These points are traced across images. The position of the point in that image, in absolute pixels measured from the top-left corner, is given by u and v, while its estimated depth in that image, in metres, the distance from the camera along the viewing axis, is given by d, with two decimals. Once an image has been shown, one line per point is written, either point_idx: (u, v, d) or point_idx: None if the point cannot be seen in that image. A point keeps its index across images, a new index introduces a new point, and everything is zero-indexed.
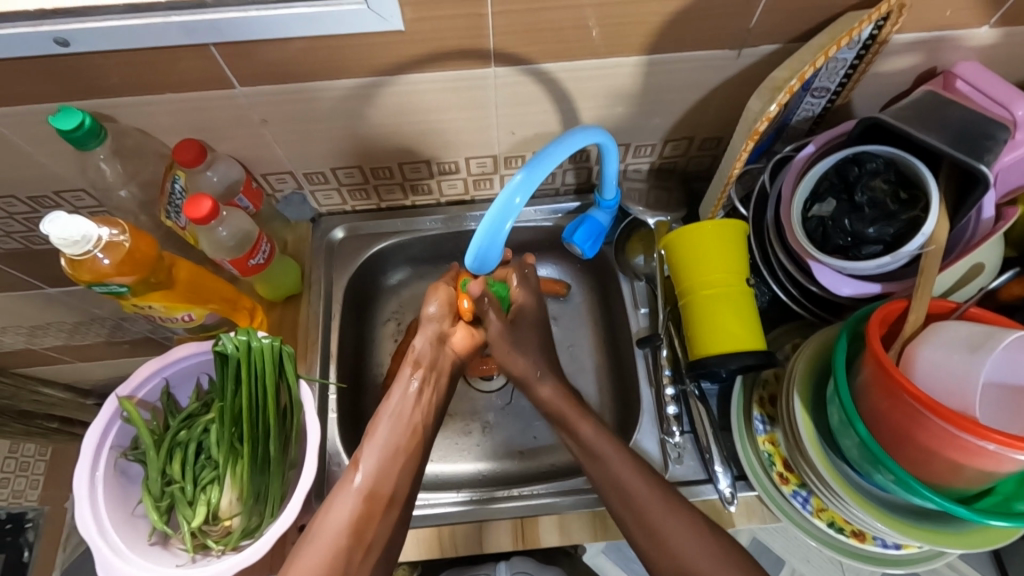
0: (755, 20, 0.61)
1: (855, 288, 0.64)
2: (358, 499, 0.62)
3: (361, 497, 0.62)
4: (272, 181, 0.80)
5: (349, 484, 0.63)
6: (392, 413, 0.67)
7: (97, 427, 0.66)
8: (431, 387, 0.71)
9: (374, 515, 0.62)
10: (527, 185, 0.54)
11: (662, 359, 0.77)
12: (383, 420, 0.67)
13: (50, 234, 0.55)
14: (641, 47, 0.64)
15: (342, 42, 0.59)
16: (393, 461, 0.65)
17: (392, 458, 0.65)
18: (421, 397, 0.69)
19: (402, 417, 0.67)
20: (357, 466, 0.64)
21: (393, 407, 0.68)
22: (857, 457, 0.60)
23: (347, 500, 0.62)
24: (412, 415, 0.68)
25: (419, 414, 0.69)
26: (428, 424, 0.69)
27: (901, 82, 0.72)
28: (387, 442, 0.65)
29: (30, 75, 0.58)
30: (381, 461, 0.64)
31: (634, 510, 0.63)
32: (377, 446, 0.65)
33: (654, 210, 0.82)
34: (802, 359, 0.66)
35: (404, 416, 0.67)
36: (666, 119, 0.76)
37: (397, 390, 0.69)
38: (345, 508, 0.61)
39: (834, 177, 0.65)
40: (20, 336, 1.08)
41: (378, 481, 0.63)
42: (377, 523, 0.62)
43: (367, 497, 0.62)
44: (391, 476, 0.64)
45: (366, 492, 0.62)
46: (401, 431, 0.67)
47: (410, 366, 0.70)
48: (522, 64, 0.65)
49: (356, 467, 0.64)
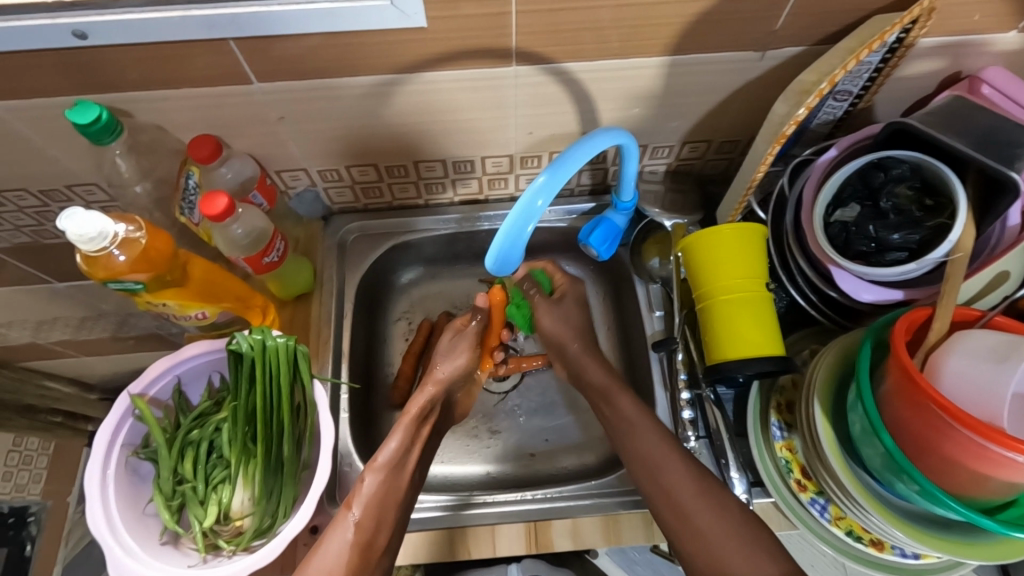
0: (781, 22, 0.60)
1: (876, 294, 0.64)
2: (352, 546, 0.59)
3: (355, 546, 0.59)
4: (285, 179, 0.79)
5: (344, 523, 0.60)
6: (391, 463, 0.64)
7: (109, 425, 0.65)
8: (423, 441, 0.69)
9: (367, 566, 0.59)
10: (549, 188, 0.53)
11: (677, 363, 0.77)
12: (376, 471, 0.63)
13: (66, 231, 0.54)
14: (664, 48, 0.63)
15: (362, 38, 0.58)
16: (386, 509, 0.62)
17: (388, 504, 0.62)
18: (417, 446, 0.68)
19: (402, 469, 0.65)
20: (352, 506, 0.61)
21: (391, 455, 0.64)
22: (878, 466, 0.60)
23: (341, 545, 0.59)
24: (410, 466, 0.66)
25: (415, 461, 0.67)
26: (419, 474, 0.68)
27: (924, 86, 0.71)
28: (385, 485, 0.63)
29: (46, 68, 0.58)
30: (374, 503, 0.61)
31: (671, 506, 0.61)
32: (373, 488, 0.62)
33: (670, 212, 0.81)
34: (822, 366, 0.66)
35: (402, 467, 0.65)
36: (685, 121, 0.75)
37: (398, 434, 0.66)
38: (338, 553, 0.59)
39: (858, 182, 0.64)
40: (26, 329, 1.07)
41: (373, 528, 0.61)
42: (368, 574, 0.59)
43: (362, 545, 0.59)
44: (385, 523, 0.61)
45: (364, 540, 0.60)
46: (398, 474, 0.64)
47: (412, 419, 0.68)
48: (543, 63, 0.64)
49: (351, 507, 0.61)
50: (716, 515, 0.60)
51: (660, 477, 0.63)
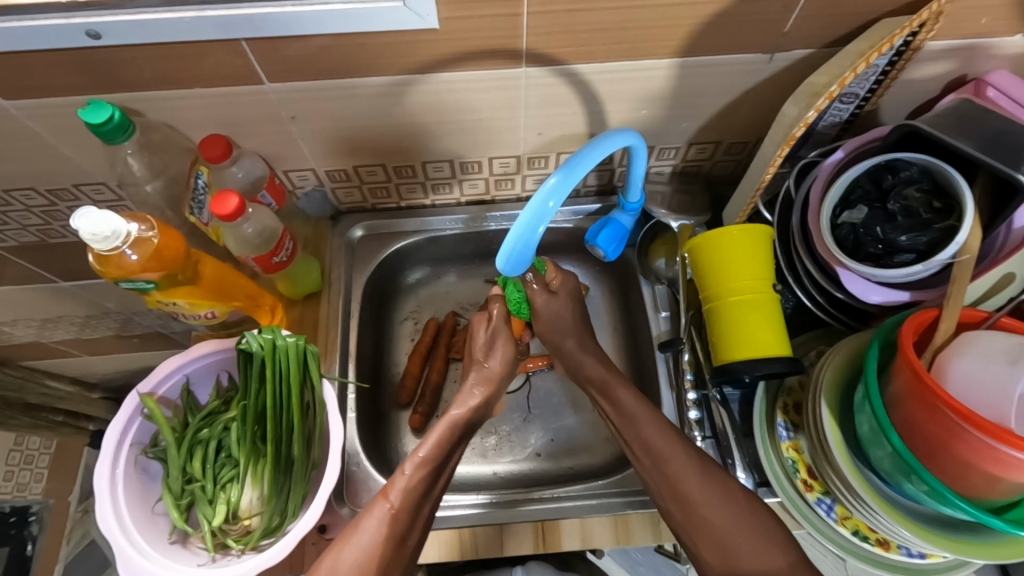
0: (791, 24, 0.61)
1: (883, 295, 0.64)
2: (387, 539, 0.58)
3: (392, 538, 0.58)
4: (294, 178, 0.80)
5: (379, 512, 0.59)
6: (433, 454, 0.63)
7: (118, 424, 0.65)
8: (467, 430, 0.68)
9: (399, 560, 0.59)
10: (562, 189, 0.53)
11: (683, 363, 0.77)
12: (414, 461, 0.62)
13: (80, 229, 0.54)
14: (674, 49, 0.63)
15: (374, 39, 0.58)
16: (422, 501, 0.61)
17: (422, 499, 0.61)
18: (456, 447, 0.66)
19: (441, 460, 0.64)
20: (387, 498, 0.60)
21: (434, 448, 0.63)
22: (887, 466, 0.60)
23: (374, 535, 0.58)
24: (449, 456, 0.65)
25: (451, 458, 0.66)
26: (455, 463, 0.67)
27: (931, 89, 0.71)
28: (425, 480, 0.61)
29: (59, 67, 0.58)
30: (412, 498, 0.60)
31: (675, 501, 0.61)
32: (412, 479, 0.61)
33: (677, 213, 0.82)
34: (830, 367, 0.66)
35: (442, 459, 0.64)
36: (693, 122, 0.75)
37: (437, 431, 0.64)
38: (372, 542, 0.57)
39: (867, 184, 0.64)
40: (31, 328, 1.07)
41: (407, 524, 0.60)
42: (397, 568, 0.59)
43: (396, 537, 0.58)
44: (418, 518, 0.61)
45: (398, 533, 0.59)
46: (436, 471, 0.63)
47: (456, 409, 0.66)
48: (554, 64, 0.64)
49: (387, 496, 0.60)
50: (729, 508, 0.60)
51: (666, 472, 0.62)
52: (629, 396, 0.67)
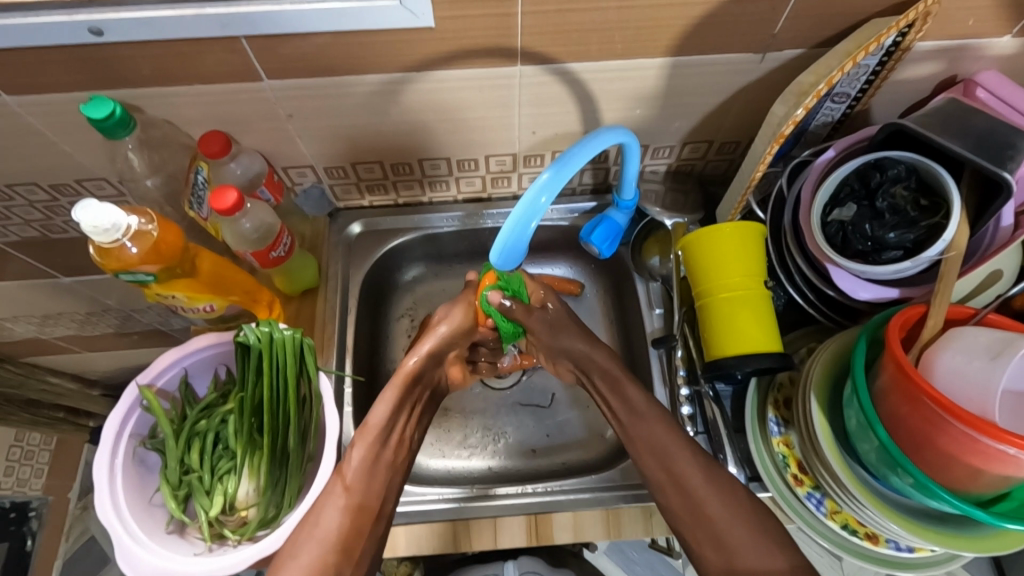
0: (780, 25, 0.62)
1: (872, 292, 0.65)
2: (345, 511, 0.60)
3: (349, 509, 0.60)
4: (292, 175, 0.81)
5: (334, 489, 0.61)
6: (382, 426, 0.64)
7: (117, 414, 0.66)
8: (413, 405, 0.69)
9: (363, 530, 0.60)
10: (553, 185, 0.54)
11: (676, 359, 0.78)
12: (361, 439, 0.63)
13: (81, 222, 0.55)
14: (666, 49, 0.64)
15: (370, 37, 0.59)
16: (375, 472, 0.63)
17: (375, 468, 0.63)
18: (406, 412, 0.68)
19: (393, 430, 0.66)
20: (342, 474, 0.62)
21: (381, 417, 0.65)
22: (873, 460, 0.61)
23: (332, 512, 0.59)
24: (403, 427, 0.67)
25: (406, 425, 0.68)
26: (414, 439, 0.69)
27: (921, 89, 0.72)
28: (369, 450, 0.63)
29: (61, 64, 0.59)
30: (362, 469, 0.62)
31: (689, 510, 0.62)
32: (360, 451, 0.63)
33: (670, 211, 0.82)
34: (819, 363, 0.67)
35: (393, 432, 0.66)
36: (686, 122, 0.76)
37: (385, 398, 0.66)
38: (330, 519, 0.59)
39: (855, 182, 0.66)
40: (32, 324, 1.08)
41: (363, 492, 0.61)
42: (362, 540, 0.60)
43: (355, 509, 0.60)
44: (377, 487, 0.62)
45: (356, 505, 0.60)
46: (383, 437, 0.65)
47: (405, 379, 0.68)
48: (547, 63, 0.65)
49: (342, 472, 0.62)
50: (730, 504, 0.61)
51: (671, 468, 0.64)
52: (639, 393, 0.68)
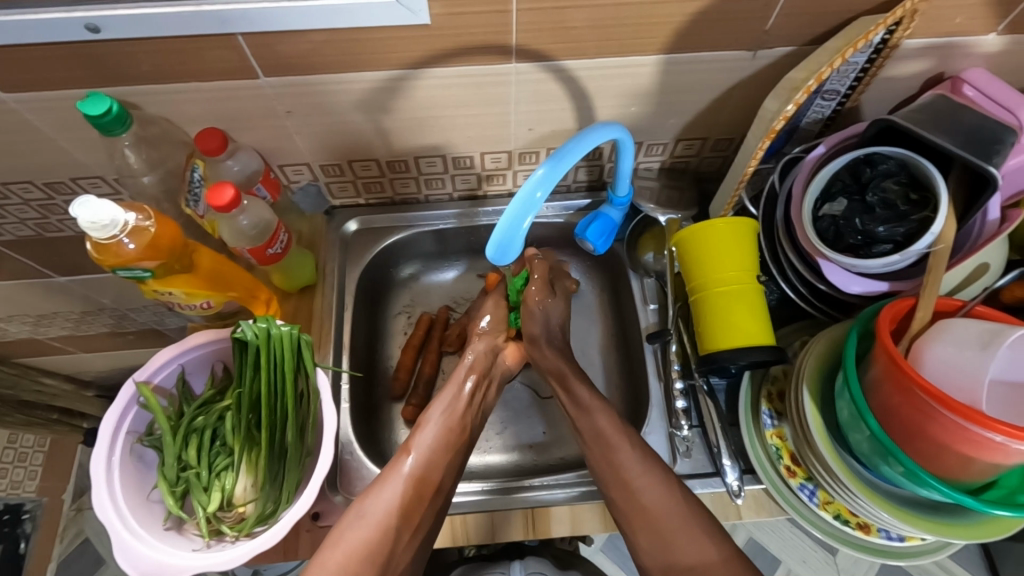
0: (772, 22, 0.63)
1: (864, 285, 0.66)
2: (406, 483, 0.63)
3: (410, 480, 0.63)
4: (289, 173, 0.81)
5: (399, 466, 0.64)
6: (445, 407, 0.69)
7: (114, 412, 0.66)
8: (482, 391, 0.73)
9: (422, 501, 0.63)
10: (548, 180, 0.55)
11: (671, 354, 0.79)
12: (436, 412, 0.68)
13: (78, 218, 0.55)
14: (661, 46, 0.65)
15: (368, 34, 0.60)
16: (443, 453, 0.66)
17: (443, 449, 0.66)
18: (470, 395, 0.71)
19: (455, 414, 0.69)
20: (409, 452, 0.65)
21: (442, 404, 0.69)
22: (865, 450, 0.61)
23: (395, 485, 0.62)
24: (464, 414, 0.70)
25: (470, 414, 0.70)
26: (475, 424, 0.72)
27: (910, 86, 0.74)
28: (441, 432, 0.67)
29: (58, 61, 0.59)
30: (433, 445, 0.66)
31: None
32: (432, 434, 0.67)
33: (665, 208, 0.84)
34: (811, 356, 0.68)
35: (455, 413, 0.69)
36: (680, 118, 0.77)
37: (455, 384, 0.71)
38: (393, 489, 0.62)
39: (847, 177, 0.67)
40: (26, 325, 1.08)
41: (427, 471, 0.64)
42: (422, 510, 0.63)
43: (417, 487, 0.63)
44: (439, 465, 0.65)
45: (416, 482, 0.63)
46: (455, 426, 0.68)
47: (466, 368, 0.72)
48: (543, 60, 0.66)
49: (409, 450, 0.65)
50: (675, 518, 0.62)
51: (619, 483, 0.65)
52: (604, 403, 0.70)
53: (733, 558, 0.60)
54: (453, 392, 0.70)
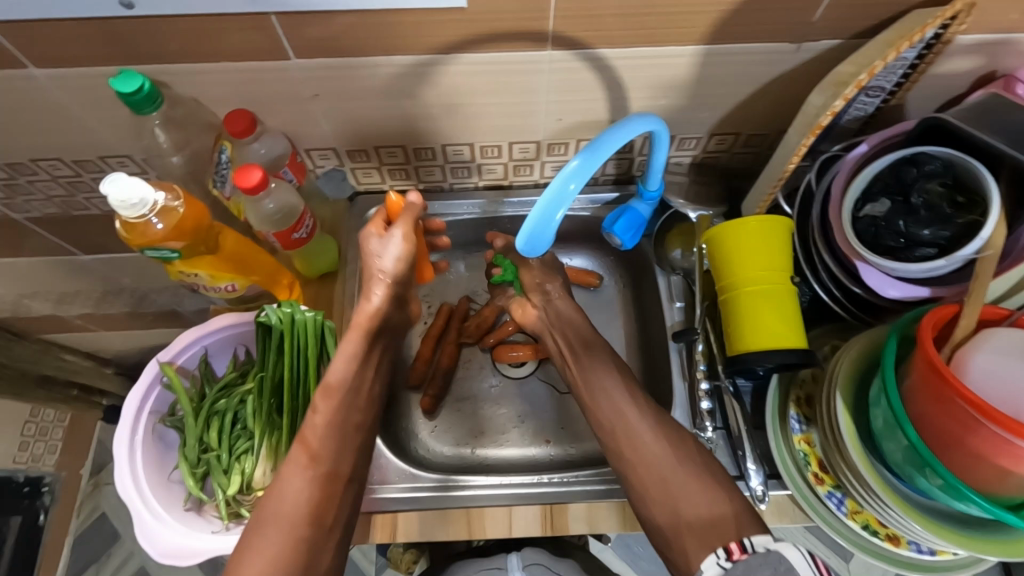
0: (818, 14, 0.60)
1: (901, 290, 0.64)
2: (315, 478, 0.58)
3: (318, 475, 0.58)
4: (314, 157, 0.80)
5: (299, 460, 0.58)
6: (346, 387, 0.62)
7: (138, 391, 0.67)
8: (382, 355, 0.67)
9: (335, 496, 0.58)
10: (583, 172, 0.53)
11: (697, 353, 0.77)
12: (329, 394, 0.61)
13: (108, 196, 0.54)
14: (701, 37, 0.63)
15: (401, 17, 0.59)
16: (346, 434, 0.61)
17: (345, 429, 0.61)
18: (371, 365, 0.64)
19: (359, 390, 0.63)
20: (308, 444, 0.59)
21: (342, 378, 0.62)
22: (899, 460, 0.60)
23: (301, 484, 0.57)
24: (365, 386, 0.64)
25: (372, 382, 0.65)
26: (377, 391, 0.66)
27: (958, 85, 0.71)
28: (341, 409, 0.61)
29: (91, 38, 0.59)
30: (332, 431, 0.60)
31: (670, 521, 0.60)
32: (325, 413, 0.60)
33: (695, 204, 0.82)
34: (845, 361, 0.66)
35: (359, 388, 0.63)
36: (714, 112, 0.75)
37: (348, 351, 0.62)
38: (300, 490, 0.57)
39: (889, 177, 0.64)
40: (48, 301, 1.09)
41: (332, 453, 0.59)
42: (335, 505, 0.58)
43: (325, 478, 0.58)
44: (345, 452, 0.60)
45: (326, 473, 0.58)
46: (349, 399, 0.62)
47: (365, 327, 0.63)
48: (578, 48, 0.64)
49: (304, 440, 0.59)
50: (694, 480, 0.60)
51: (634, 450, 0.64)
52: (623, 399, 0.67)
53: (742, 513, 0.57)
54: (349, 356, 0.62)
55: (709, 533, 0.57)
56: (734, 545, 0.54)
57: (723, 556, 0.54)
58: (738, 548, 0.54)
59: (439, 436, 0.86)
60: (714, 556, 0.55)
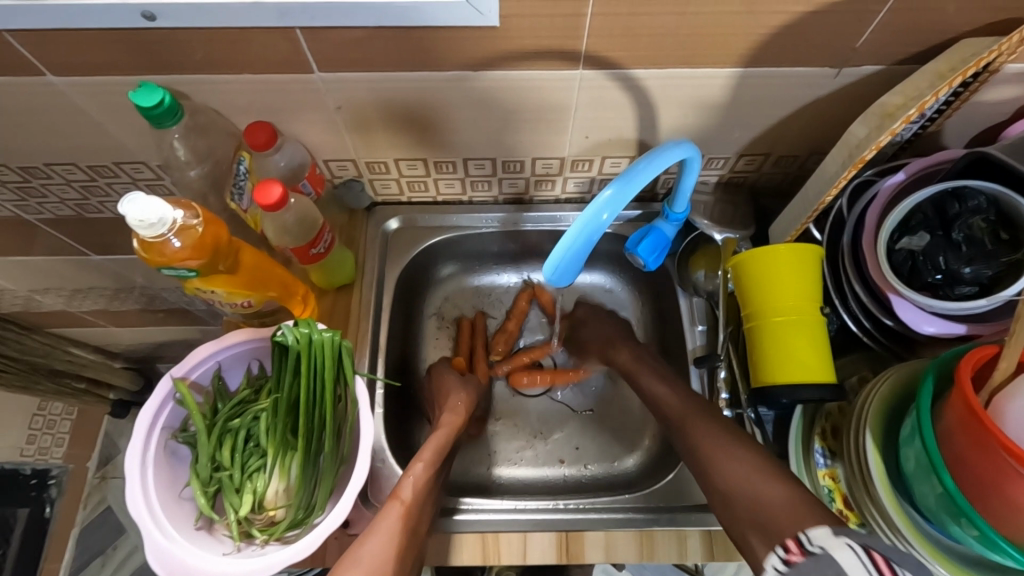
0: (864, 38, 0.58)
1: (938, 326, 0.62)
2: (402, 525, 0.61)
3: (405, 522, 0.62)
4: (333, 168, 0.79)
5: (392, 509, 0.62)
6: (434, 462, 0.69)
7: (151, 406, 0.65)
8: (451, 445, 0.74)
9: (412, 546, 0.61)
10: (615, 202, 0.52)
11: (720, 380, 0.76)
12: (417, 465, 0.67)
13: (127, 215, 0.53)
14: (739, 59, 0.61)
15: (431, 33, 0.57)
16: (429, 501, 0.66)
17: (429, 496, 0.66)
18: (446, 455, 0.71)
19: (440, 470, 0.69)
20: (400, 493, 0.64)
21: (433, 455, 0.69)
22: (932, 504, 0.57)
23: (391, 527, 0.61)
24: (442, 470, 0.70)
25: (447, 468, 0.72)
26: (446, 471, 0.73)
27: (1001, 112, 0.68)
28: (431, 479, 0.67)
29: (110, 46, 0.57)
30: (421, 491, 0.65)
31: None
32: (420, 478, 0.66)
33: (721, 225, 0.79)
34: (875, 397, 0.64)
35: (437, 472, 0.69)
36: (746, 132, 0.72)
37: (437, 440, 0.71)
38: (388, 534, 0.60)
39: (929, 210, 0.62)
40: (60, 298, 1.08)
41: (418, 514, 0.63)
42: (412, 555, 0.61)
43: (411, 527, 0.62)
44: (428, 511, 0.65)
45: (411, 524, 0.62)
46: (437, 474, 0.68)
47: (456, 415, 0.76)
48: (610, 67, 0.62)
49: (399, 495, 0.63)
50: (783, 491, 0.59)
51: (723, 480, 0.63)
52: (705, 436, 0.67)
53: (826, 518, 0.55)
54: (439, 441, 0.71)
55: (767, 523, 0.58)
56: (793, 541, 0.54)
57: (781, 553, 0.54)
58: (796, 544, 0.54)
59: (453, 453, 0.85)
60: (774, 553, 0.55)
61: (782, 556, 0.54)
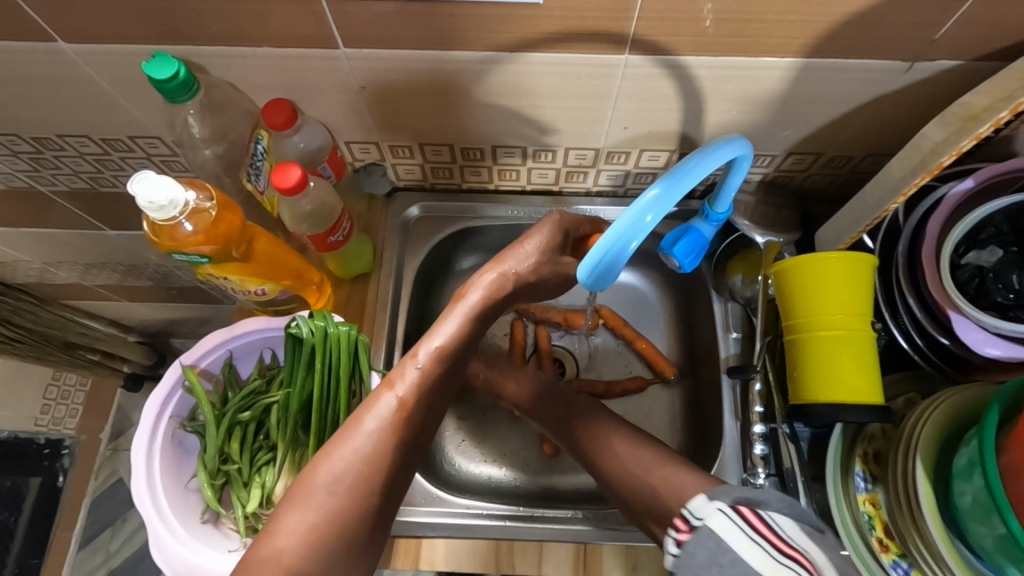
0: (942, 31, 0.53)
1: (1003, 349, 0.57)
2: (394, 417, 0.51)
3: (397, 414, 0.51)
4: (355, 151, 0.75)
5: (385, 402, 0.51)
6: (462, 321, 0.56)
7: (159, 393, 0.63)
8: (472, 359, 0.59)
9: (392, 491, 0.50)
10: (661, 203, 0.47)
11: (754, 393, 0.70)
12: (434, 339, 0.55)
13: (137, 195, 0.50)
14: (800, 49, 0.56)
15: (466, 10, 0.52)
16: (440, 381, 0.54)
17: (425, 433, 0.53)
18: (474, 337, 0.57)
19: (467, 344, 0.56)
20: (394, 386, 0.52)
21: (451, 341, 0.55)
22: (989, 546, 0.53)
23: (373, 437, 0.50)
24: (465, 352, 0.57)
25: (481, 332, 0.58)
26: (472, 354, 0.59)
27: None
28: (440, 377, 0.54)
29: (125, 14, 0.53)
30: (423, 396, 0.52)
31: None
32: (425, 374, 0.53)
33: (762, 228, 0.74)
34: (926, 424, 0.59)
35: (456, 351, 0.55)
36: (799, 130, 0.67)
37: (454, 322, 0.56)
38: (369, 447, 0.49)
39: (1002, 223, 0.59)
40: (76, 271, 1.06)
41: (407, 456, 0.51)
42: (387, 501, 0.50)
43: (403, 443, 0.51)
44: (432, 399, 0.53)
45: (400, 443, 0.51)
46: (449, 366, 0.55)
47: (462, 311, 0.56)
48: (658, 54, 0.57)
49: (393, 387, 0.52)
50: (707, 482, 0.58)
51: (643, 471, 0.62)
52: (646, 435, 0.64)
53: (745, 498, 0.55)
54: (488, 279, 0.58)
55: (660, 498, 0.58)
56: (682, 520, 0.54)
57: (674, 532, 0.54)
58: (685, 522, 0.54)
59: (466, 453, 0.82)
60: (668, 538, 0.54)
61: (673, 538, 0.53)
